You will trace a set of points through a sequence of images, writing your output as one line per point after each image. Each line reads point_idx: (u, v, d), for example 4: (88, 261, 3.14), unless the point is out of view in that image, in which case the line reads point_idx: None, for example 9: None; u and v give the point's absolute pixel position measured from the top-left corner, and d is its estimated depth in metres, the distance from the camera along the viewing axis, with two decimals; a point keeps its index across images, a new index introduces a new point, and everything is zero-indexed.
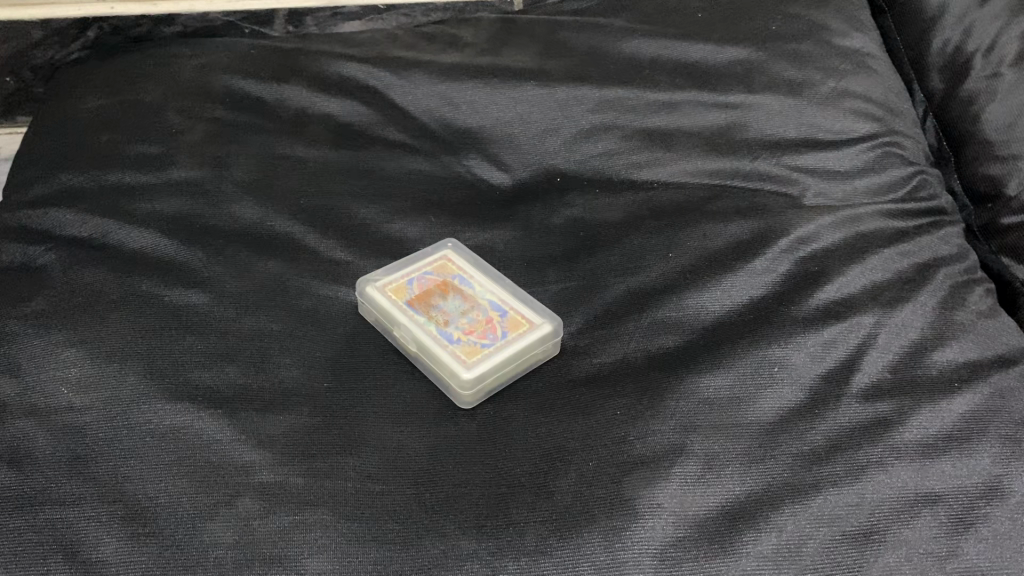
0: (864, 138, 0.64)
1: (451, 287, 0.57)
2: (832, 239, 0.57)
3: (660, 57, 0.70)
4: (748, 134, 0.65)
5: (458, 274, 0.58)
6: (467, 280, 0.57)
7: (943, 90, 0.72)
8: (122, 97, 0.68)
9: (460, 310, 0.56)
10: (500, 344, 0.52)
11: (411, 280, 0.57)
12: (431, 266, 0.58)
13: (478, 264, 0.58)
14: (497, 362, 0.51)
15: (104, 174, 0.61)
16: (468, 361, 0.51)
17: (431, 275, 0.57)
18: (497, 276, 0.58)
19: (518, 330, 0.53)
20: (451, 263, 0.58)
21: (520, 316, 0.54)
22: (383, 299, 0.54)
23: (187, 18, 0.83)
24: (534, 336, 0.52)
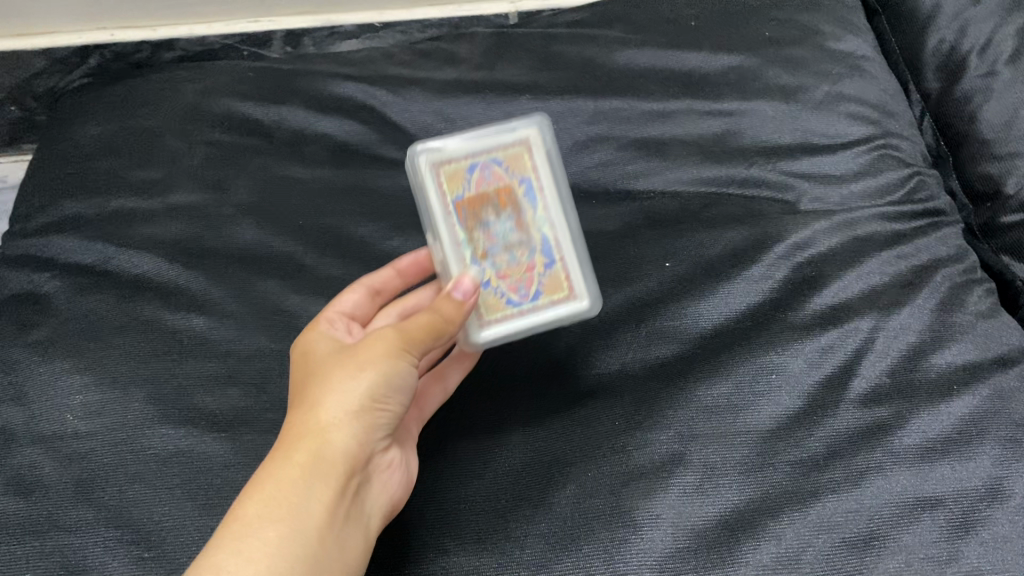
0: (859, 141, 0.64)
1: (512, 198, 0.50)
2: (830, 244, 0.57)
3: (654, 66, 0.70)
4: (742, 141, 0.65)
5: (528, 178, 0.50)
6: (533, 196, 0.50)
7: (938, 89, 0.72)
8: (119, 119, 0.68)
9: (507, 233, 0.50)
10: (530, 304, 0.50)
11: (474, 169, 0.49)
12: (504, 154, 0.50)
13: (556, 171, 0.50)
14: (519, 329, 0.50)
15: (106, 201, 0.62)
16: (491, 318, 0.49)
17: (500, 166, 0.50)
18: (569, 203, 0.51)
19: (553, 296, 0.50)
20: (525, 160, 0.50)
21: (563, 275, 0.51)
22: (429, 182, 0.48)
23: (186, 42, 0.85)
24: (566, 313, 0.51)
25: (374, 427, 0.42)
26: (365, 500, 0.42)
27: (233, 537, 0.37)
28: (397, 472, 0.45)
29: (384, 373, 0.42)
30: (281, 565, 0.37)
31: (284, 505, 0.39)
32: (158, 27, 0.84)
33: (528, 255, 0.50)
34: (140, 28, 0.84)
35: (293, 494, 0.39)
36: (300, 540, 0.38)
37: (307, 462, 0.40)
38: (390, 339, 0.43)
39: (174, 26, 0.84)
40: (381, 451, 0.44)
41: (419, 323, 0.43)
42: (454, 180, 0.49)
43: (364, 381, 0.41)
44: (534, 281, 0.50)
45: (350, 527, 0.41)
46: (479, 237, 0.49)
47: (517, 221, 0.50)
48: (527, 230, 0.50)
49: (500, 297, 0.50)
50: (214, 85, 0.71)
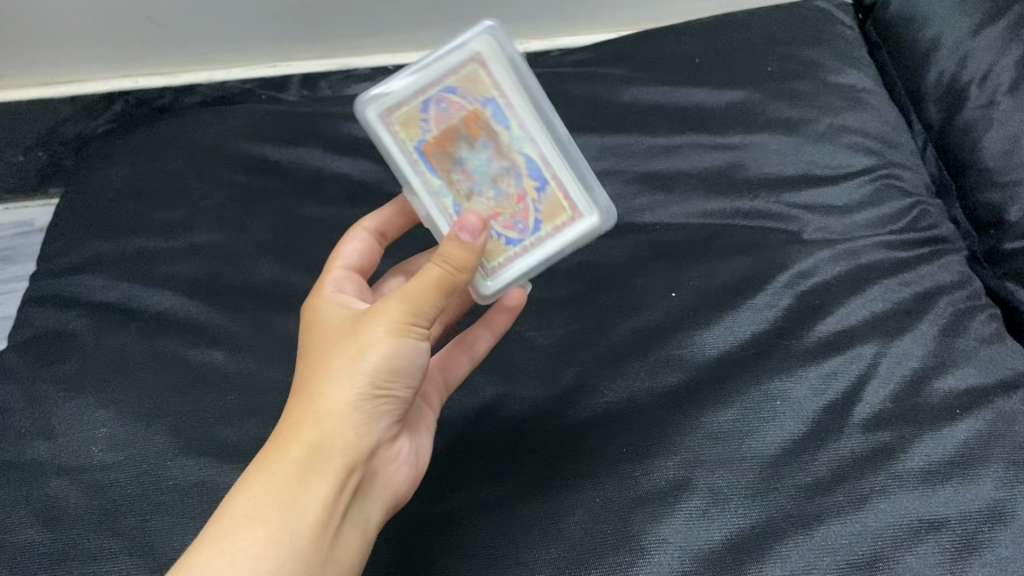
0: (861, 172, 0.65)
1: (481, 122, 0.52)
2: (833, 273, 0.58)
3: (660, 102, 0.72)
4: (747, 173, 0.66)
5: (491, 98, 0.52)
6: (503, 117, 0.52)
7: (940, 120, 0.73)
8: (143, 162, 0.71)
9: (486, 166, 0.52)
10: (533, 238, 0.53)
11: (427, 105, 0.52)
12: (457, 81, 0.51)
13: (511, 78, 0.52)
14: (523, 263, 0.53)
15: (130, 241, 0.65)
16: (497, 261, 0.53)
17: (458, 90, 0.52)
18: (532, 108, 0.52)
19: (552, 220, 0.53)
20: (479, 80, 0.52)
21: (557, 195, 0.53)
22: (385, 136, 0.52)
23: (207, 87, 0.88)
24: (569, 232, 0.53)
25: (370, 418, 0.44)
26: (365, 493, 0.45)
27: (223, 531, 0.39)
28: (398, 464, 0.47)
29: (383, 351, 0.44)
30: (266, 558, 0.39)
31: (278, 499, 0.41)
32: (177, 73, 0.87)
33: (516, 184, 0.52)
34: (159, 73, 0.86)
35: (284, 492, 0.41)
36: (295, 533, 0.40)
37: (304, 454, 0.42)
38: (394, 310, 0.44)
39: (195, 74, 0.87)
40: (386, 444, 0.46)
41: (423, 286, 0.44)
42: (409, 124, 0.52)
43: (366, 367, 0.43)
44: (530, 210, 0.53)
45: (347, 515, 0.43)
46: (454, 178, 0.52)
47: (494, 149, 0.52)
48: (509, 155, 0.52)
49: (500, 237, 0.53)
50: (233, 127, 0.73)
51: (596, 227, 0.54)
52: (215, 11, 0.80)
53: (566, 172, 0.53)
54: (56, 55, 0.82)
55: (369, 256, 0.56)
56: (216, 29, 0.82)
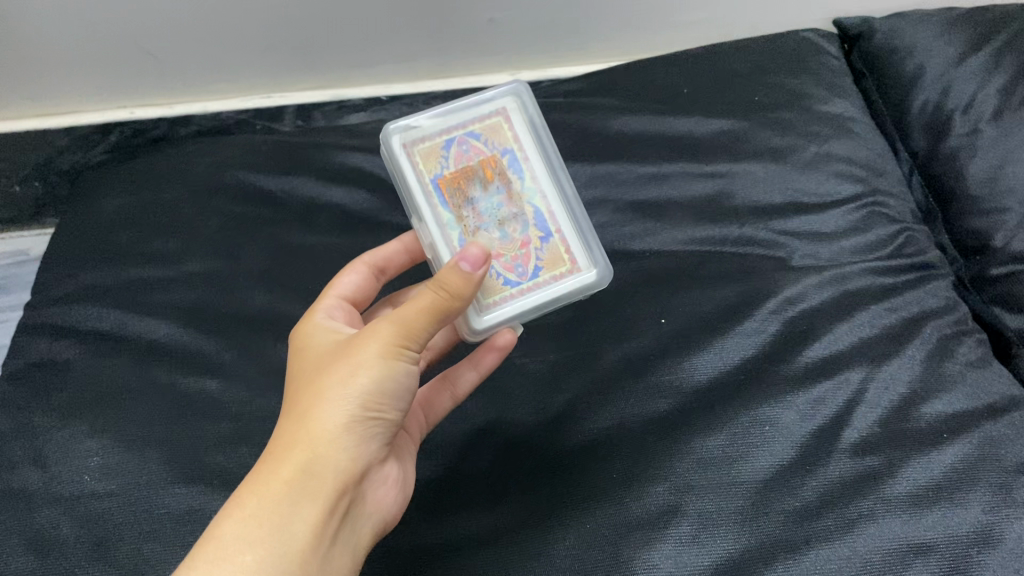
0: (848, 199, 0.66)
1: (498, 166, 0.54)
2: (820, 299, 0.58)
3: (648, 131, 0.73)
4: (735, 201, 0.67)
5: (510, 149, 0.54)
6: (518, 168, 0.54)
7: (926, 148, 0.74)
8: (138, 191, 0.72)
9: (497, 208, 0.53)
10: (531, 281, 0.53)
11: (450, 143, 0.53)
12: (481, 128, 0.54)
13: (532, 134, 0.55)
14: (519, 305, 0.52)
15: (124, 270, 0.65)
16: (493, 299, 0.52)
17: (481, 137, 0.54)
18: (547, 164, 0.55)
19: (551, 269, 0.53)
20: (502, 131, 0.54)
21: (560, 245, 0.54)
22: (403, 162, 0.52)
23: (201, 118, 0.89)
24: (567, 281, 0.54)
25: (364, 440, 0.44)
26: (354, 516, 0.44)
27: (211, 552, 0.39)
28: (382, 487, 0.47)
29: (377, 373, 0.43)
30: None
31: (270, 522, 0.40)
32: (173, 103, 0.88)
33: (521, 230, 0.53)
34: (156, 104, 0.87)
35: (277, 514, 0.40)
36: (286, 556, 0.40)
37: (297, 475, 0.41)
38: (388, 332, 0.44)
39: (192, 104, 0.88)
40: (374, 469, 0.46)
41: (416, 311, 0.44)
42: (429, 156, 0.53)
43: (359, 391, 0.43)
44: (531, 256, 0.53)
45: (337, 539, 0.43)
46: (465, 214, 0.52)
47: (505, 195, 0.53)
48: (518, 203, 0.54)
49: (498, 276, 0.52)
50: (227, 157, 0.74)
51: (594, 282, 0.54)
52: (211, 44, 0.81)
53: (573, 227, 0.54)
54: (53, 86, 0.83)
55: (365, 288, 0.57)
56: (212, 61, 0.83)
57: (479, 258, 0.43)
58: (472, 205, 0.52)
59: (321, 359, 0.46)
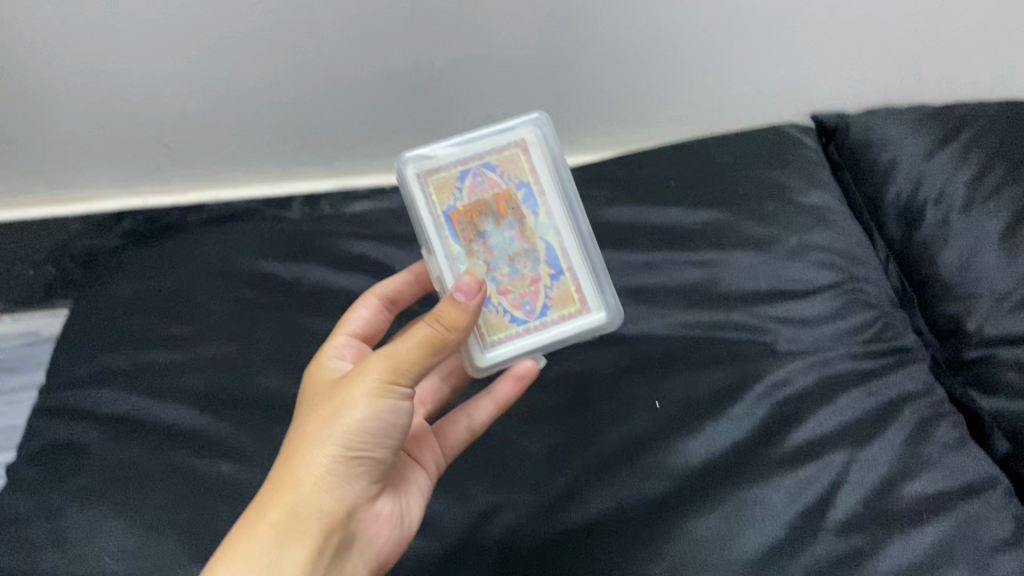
0: (827, 288, 0.70)
1: (512, 200, 0.58)
2: (804, 383, 0.62)
3: (639, 221, 0.78)
4: (722, 288, 0.71)
5: (526, 182, 0.58)
6: (533, 202, 0.58)
7: (900, 236, 0.79)
8: (153, 278, 0.75)
9: (508, 245, 0.58)
10: (540, 322, 0.58)
11: (466, 175, 0.58)
12: (498, 160, 0.58)
13: (549, 169, 0.59)
14: (523, 341, 0.58)
15: (139, 355, 0.68)
16: (501, 337, 0.58)
17: (499, 172, 0.58)
18: (563, 200, 0.59)
19: (561, 309, 0.59)
20: (518, 163, 0.58)
21: (570, 284, 0.59)
22: (418, 194, 0.57)
23: (214, 205, 0.94)
24: (575, 321, 0.59)
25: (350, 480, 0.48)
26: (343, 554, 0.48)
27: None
28: (373, 521, 0.51)
29: (365, 412, 0.47)
30: None
31: (258, 560, 0.43)
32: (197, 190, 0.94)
33: (532, 266, 0.58)
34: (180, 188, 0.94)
35: (265, 553, 0.43)
36: None
37: (283, 516, 0.45)
38: (377, 371, 0.47)
39: (214, 189, 0.94)
40: (362, 506, 0.49)
41: (409, 346, 0.47)
42: (444, 188, 0.57)
43: (348, 432, 0.46)
44: (541, 294, 0.58)
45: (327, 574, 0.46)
46: (477, 248, 0.57)
47: (518, 230, 0.58)
48: (530, 238, 0.58)
49: (506, 314, 0.58)
50: (238, 244, 0.78)
51: (600, 322, 0.59)
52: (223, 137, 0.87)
53: (584, 264, 0.59)
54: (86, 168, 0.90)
55: (374, 321, 0.63)
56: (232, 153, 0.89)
57: (473, 288, 0.48)
58: (484, 238, 0.57)
59: (311, 408, 0.50)
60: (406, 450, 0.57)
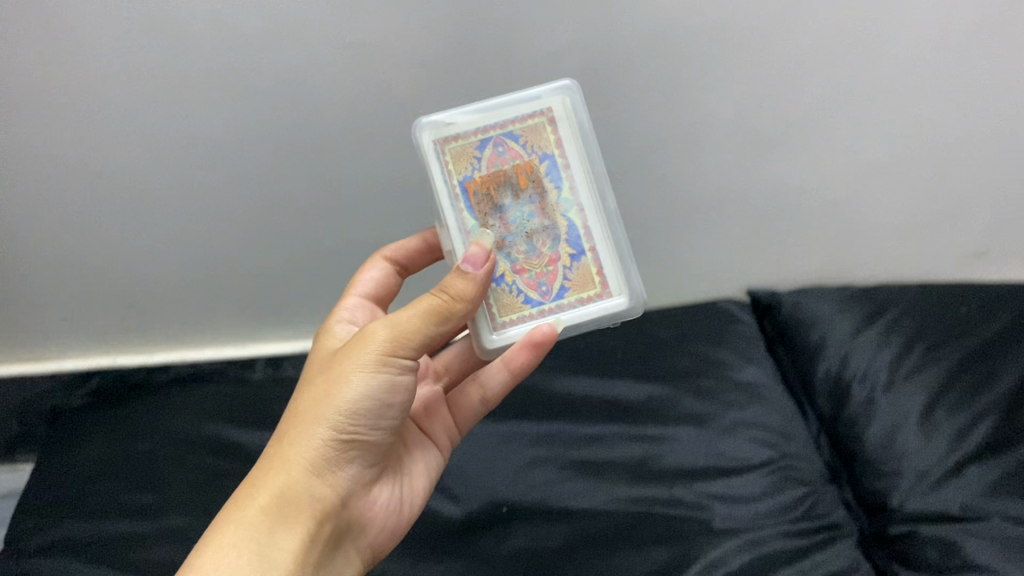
0: (761, 464, 0.75)
1: (534, 170, 0.62)
2: (738, 562, 0.67)
3: (588, 393, 0.83)
4: (663, 463, 0.75)
5: (548, 154, 0.62)
6: (555, 176, 0.62)
7: (829, 410, 0.83)
8: (119, 445, 0.79)
9: (528, 219, 0.62)
10: (554, 303, 0.62)
11: (486, 144, 0.62)
12: (521, 129, 0.62)
13: (573, 144, 0.62)
14: (536, 322, 0.62)
15: (102, 526, 0.72)
16: (512, 316, 0.62)
17: (523, 148, 0.62)
18: (587, 177, 0.62)
19: (576, 290, 0.62)
20: (542, 134, 0.62)
21: (589, 265, 0.62)
22: (437, 161, 0.61)
23: (181, 368, 0.98)
24: (592, 303, 0.63)
25: (340, 462, 0.54)
26: (333, 534, 0.54)
27: (214, 547, 0.49)
28: (371, 488, 0.58)
29: (362, 392, 0.52)
30: None
31: (252, 540, 0.50)
32: (164, 336, 0.99)
33: (551, 245, 0.62)
34: (144, 335, 0.99)
35: (259, 534, 0.50)
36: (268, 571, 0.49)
37: (275, 501, 0.51)
38: (377, 344, 0.53)
39: (179, 335, 0.99)
40: (354, 490, 0.56)
41: (412, 315, 0.53)
42: (462, 157, 0.61)
43: (344, 409, 0.52)
44: (559, 275, 0.62)
45: (318, 548, 0.53)
46: (493, 222, 0.61)
47: (537, 205, 0.62)
48: (550, 215, 0.62)
49: (519, 293, 0.62)
50: (204, 410, 0.82)
51: (619, 306, 0.63)
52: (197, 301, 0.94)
53: (604, 246, 0.63)
54: (52, 315, 0.94)
55: (384, 282, 0.70)
56: (199, 298, 0.95)
57: (479, 259, 0.55)
58: (502, 212, 0.61)
59: (312, 380, 0.56)
60: (411, 432, 0.64)
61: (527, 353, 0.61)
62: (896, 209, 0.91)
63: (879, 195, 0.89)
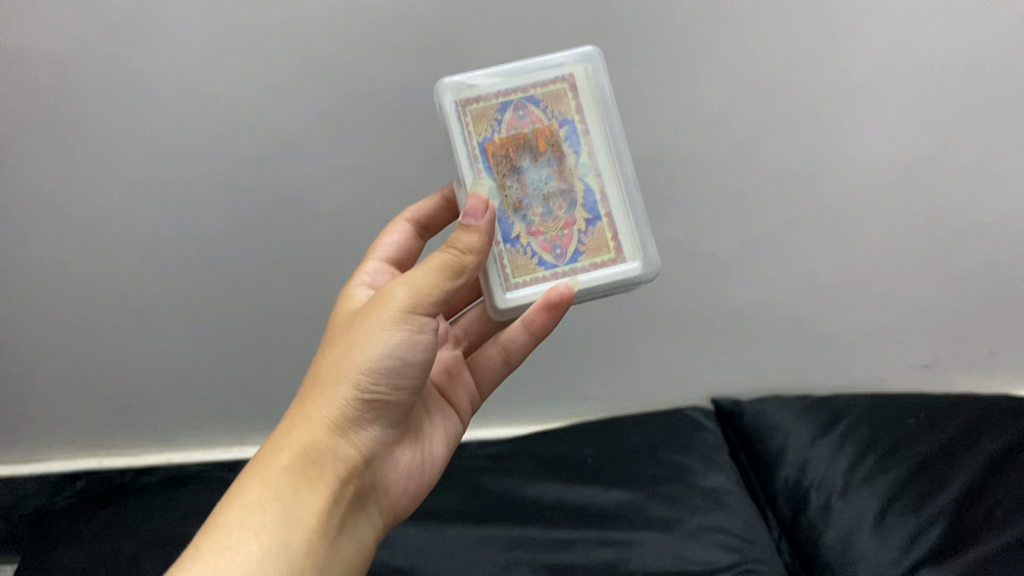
0: (725, 567, 0.79)
1: (552, 135, 0.62)
2: None
3: (561, 497, 0.87)
4: (631, 567, 0.79)
5: (568, 120, 0.62)
6: (574, 141, 0.62)
7: (788, 515, 0.88)
8: (104, 543, 0.82)
9: (544, 184, 0.62)
10: (567, 266, 0.62)
11: (506, 109, 0.62)
12: (542, 94, 0.62)
13: (593, 110, 0.62)
14: (550, 284, 0.62)
15: None
16: (524, 278, 0.62)
17: (542, 113, 0.62)
18: (605, 143, 0.63)
19: (591, 256, 0.62)
20: (564, 100, 0.62)
21: (602, 231, 0.62)
22: (458, 122, 0.61)
23: (167, 470, 1.02)
24: (605, 267, 0.62)
25: (363, 423, 0.56)
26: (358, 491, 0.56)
27: (239, 505, 0.51)
28: (395, 449, 0.60)
29: (382, 349, 0.54)
30: (259, 539, 0.49)
31: (276, 497, 0.51)
32: (149, 439, 1.08)
33: (567, 210, 0.62)
34: (143, 426, 1.06)
35: (284, 491, 0.52)
36: (292, 526, 0.51)
37: (300, 460, 0.53)
38: (396, 303, 0.54)
39: (177, 426, 1.07)
40: (377, 449, 0.58)
41: (426, 272, 0.53)
42: (483, 120, 0.61)
43: (365, 366, 0.54)
44: (573, 240, 0.62)
45: (342, 505, 0.54)
46: (512, 183, 0.62)
47: (555, 168, 0.62)
48: (568, 179, 0.62)
49: (533, 256, 0.62)
50: (189, 511, 0.85)
51: (633, 271, 0.62)
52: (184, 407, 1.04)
53: (619, 214, 0.63)
54: (60, 404, 1.02)
55: (405, 246, 0.71)
56: (202, 390, 1.04)
57: (479, 209, 0.54)
58: (520, 174, 0.62)
59: (336, 337, 0.57)
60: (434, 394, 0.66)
61: (543, 316, 0.61)
62: (837, 324, 1.01)
63: (820, 314, 1.00)
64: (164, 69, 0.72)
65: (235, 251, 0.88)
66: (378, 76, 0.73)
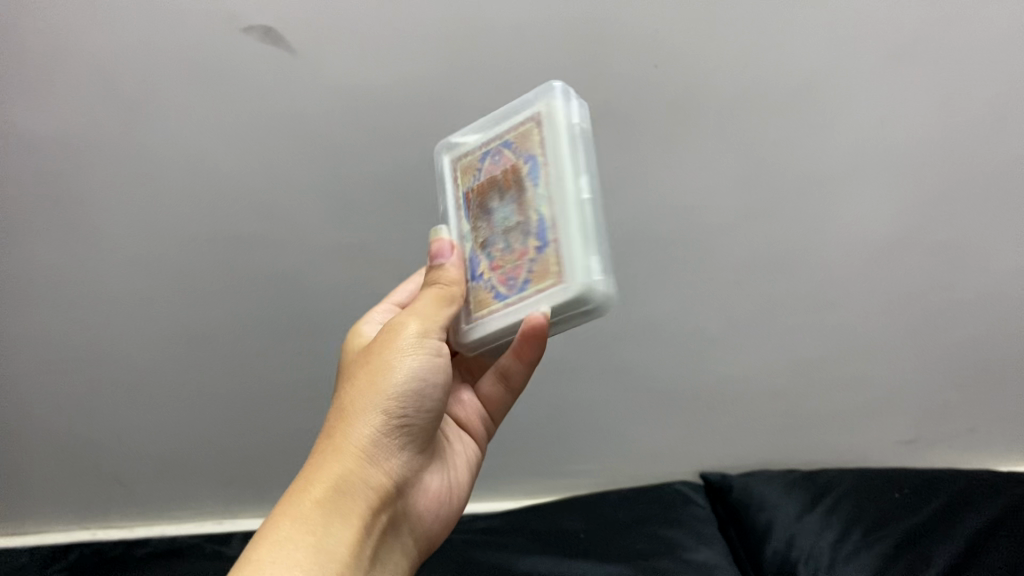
0: None
1: (519, 170, 0.63)
2: None
3: (550, 570, 0.88)
4: None
5: (532, 155, 0.62)
6: (534, 173, 0.62)
7: None
8: None
9: (507, 219, 0.63)
10: (518, 298, 0.61)
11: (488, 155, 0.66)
12: (514, 137, 0.64)
13: (550, 139, 0.61)
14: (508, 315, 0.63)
15: None
16: (484, 312, 0.64)
17: (512, 152, 0.64)
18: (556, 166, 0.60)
19: (537, 284, 0.60)
20: (530, 138, 0.63)
21: (544, 259, 0.60)
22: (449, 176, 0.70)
23: (159, 542, 1.02)
24: (546, 296, 0.59)
25: (390, 446, 0.60)
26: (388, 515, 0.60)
27: (271, 539, 0.52)
28: (419, 481, 0.65)
29: (407, 372, 0.60)
30: (302, 554, 0.51)
31: (319, 517, 0.54)
32: (144, 510, 1.08)
33: (523, 241, 0.62)
34: (134, 500, 1.07)
35: (325, 510, 0.55)
36: (335, 541, 0.53)
37: (336, 481, 0.56)
38: (412, 331, 0.62)
39: (168, 502, 1.08)
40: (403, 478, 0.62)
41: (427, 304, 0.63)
42: (468, 170, 0.68)
43: (392, 388, 0.59)
44: (523, 271, 0.62)
45: (376, 526, 0.58)
46: (482, 224, 0.66)
47: (516, 204, 0.63)
48: (526, 211, 0.62)
49: (491, 290, 0.64)
50: None
51: (566, 295, 0.58)
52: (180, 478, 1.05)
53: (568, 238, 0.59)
54: (53, 479, 1.03)
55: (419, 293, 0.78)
56: (196, 465, 1.05)
57: (445, 249, 0.66)
58: (490, 213, 0.65)
59: (356, 372, 0.63)
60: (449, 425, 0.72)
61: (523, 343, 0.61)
62: (821, 400, 1.04)
63: (804, 391, 1.03)
64: (173, 151, 0.76)
65: (234, 329, 0.91)
66: (376, 158, 0.78)
